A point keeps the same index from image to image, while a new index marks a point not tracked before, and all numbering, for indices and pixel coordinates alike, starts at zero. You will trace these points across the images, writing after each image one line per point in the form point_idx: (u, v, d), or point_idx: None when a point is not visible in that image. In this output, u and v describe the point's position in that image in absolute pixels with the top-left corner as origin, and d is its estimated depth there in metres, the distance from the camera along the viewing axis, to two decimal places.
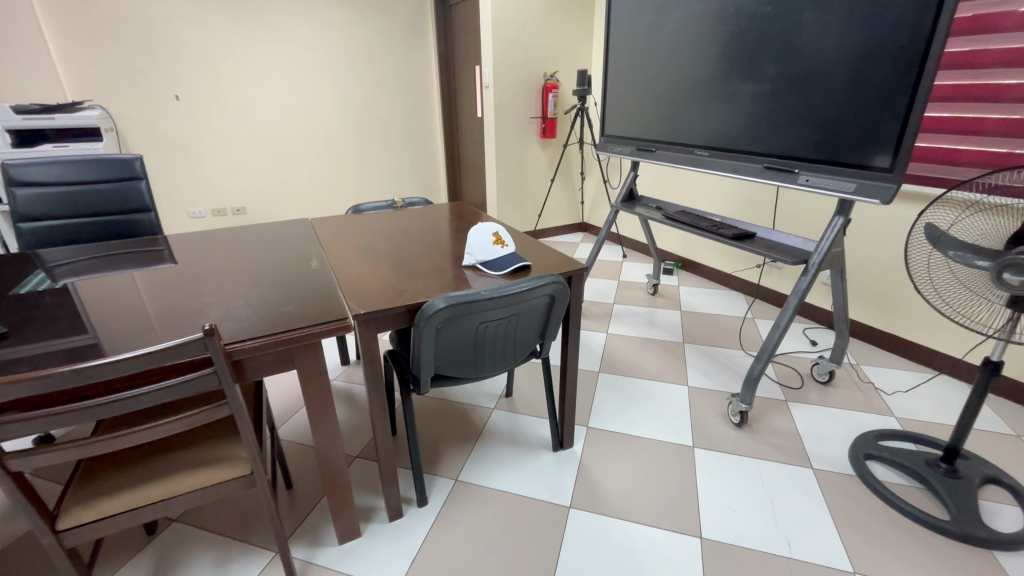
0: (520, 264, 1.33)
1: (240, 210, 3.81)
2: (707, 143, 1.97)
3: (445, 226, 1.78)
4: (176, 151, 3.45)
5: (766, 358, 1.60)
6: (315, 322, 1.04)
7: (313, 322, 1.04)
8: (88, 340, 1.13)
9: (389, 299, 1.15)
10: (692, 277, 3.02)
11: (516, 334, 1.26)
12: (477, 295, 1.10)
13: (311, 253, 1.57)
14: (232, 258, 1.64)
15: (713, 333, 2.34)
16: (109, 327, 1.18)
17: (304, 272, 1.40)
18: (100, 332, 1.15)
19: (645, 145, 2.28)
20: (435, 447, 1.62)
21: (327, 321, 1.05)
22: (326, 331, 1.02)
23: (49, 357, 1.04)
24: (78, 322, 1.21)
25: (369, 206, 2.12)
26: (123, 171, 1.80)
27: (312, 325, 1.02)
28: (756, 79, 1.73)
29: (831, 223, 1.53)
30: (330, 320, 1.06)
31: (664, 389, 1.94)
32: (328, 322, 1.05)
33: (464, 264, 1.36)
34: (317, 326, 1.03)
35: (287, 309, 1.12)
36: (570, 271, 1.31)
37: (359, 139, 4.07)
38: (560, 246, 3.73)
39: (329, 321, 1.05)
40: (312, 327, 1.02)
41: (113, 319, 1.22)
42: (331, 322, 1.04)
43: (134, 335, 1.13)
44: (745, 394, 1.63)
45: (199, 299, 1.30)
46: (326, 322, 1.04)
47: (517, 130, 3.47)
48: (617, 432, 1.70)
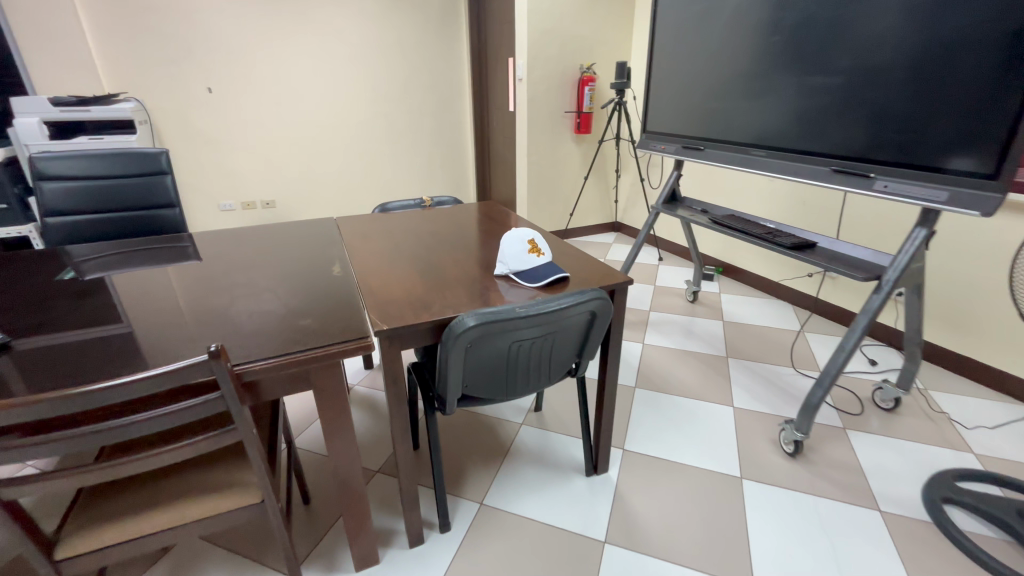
0: (558, 274, 1.21)
1: (270, 203, 3.80)
2: (765, 143, 1.79)
3: (475, 228, 1.67)
4: (208, 143, 3.46)
5: (828, 384, 1.44)
6: (333, 339, 0.93)
7: (331, 339, 0.94)
8: (122, 330, 1.09)
9: (415, 312, 1.04)
10: (735, 285, 2.84)
11: (551, 353, 1.14)
12: (511, 312, 0.99)
13: (335, 254, 1.49)
14: (254, 256, 1.57)
15: (760, 348, 2.17)
16: (140, 321, 1.13)
17: (325, 274, 1.31)
18: (135, 326, 1.11)
19: (692, 143, 2.11)
20: (459, 464, 1.53)
21: (347, 337, 0.94)
22: (343, 350, 0.91)
23: (80, 352, 0.99)
24: (111, 314, 1.17)
25: (397, 204, 2.03)
26: (148, 165, 1.75)
27: (329, 344, 0.92)
28: (826, 71, 1.55)
29: (912, 236, 1.35)
30: (349, 335, 0.95)
31: (707, 409, 1.79)
32: (347, 338, 0.94)
33: (496, 273, 1.25)
34: (334, 345, 0.92)
35: (305, 320, 1.02)
36: (613, 285, 1.18)
37: (388, 134, 4.00)
38: (591, 247, 3.58)
39: (348, 337, 0.94)
40: (329, 345, 0.92)
41: (139, 313, 1.17)
42: (350, 340, 0.93)
43: (171, 327, 1.09)
44: (802, 422, 1.47)
45: (216, 298, 1.23)
46: (343, 339, 0.93)
47: (551, 125, 3.33)
48: (657, 458, 1.57)
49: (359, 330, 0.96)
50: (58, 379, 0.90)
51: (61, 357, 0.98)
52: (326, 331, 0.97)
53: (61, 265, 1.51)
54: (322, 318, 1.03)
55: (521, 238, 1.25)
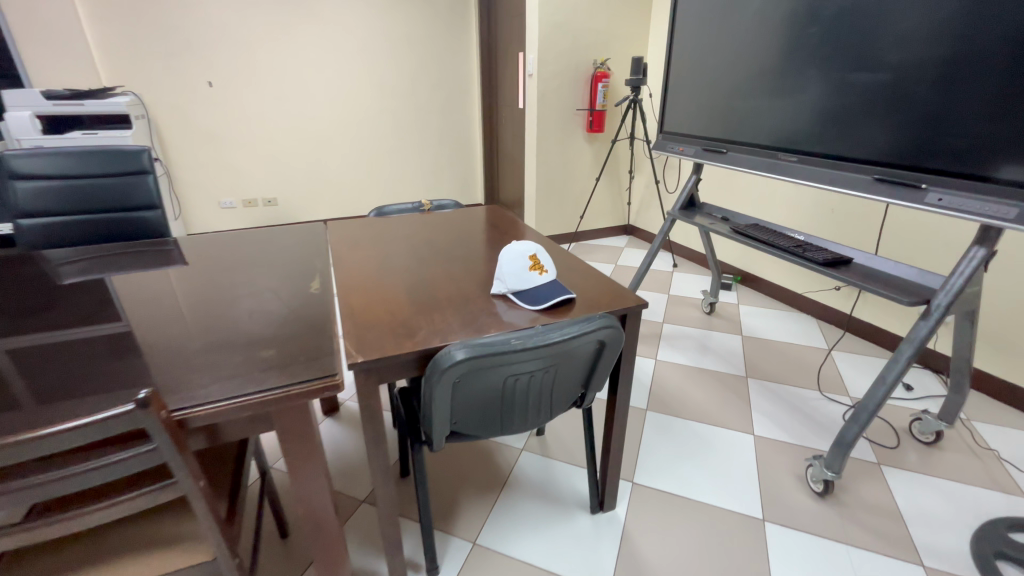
0: (563, 296, 1.07)
1: (271, 201, 3.70)
2: (798, 148, 1.63)
3: (475, 237, 1.54)
4: (208, 139, 3.36)
5: (864, 420, 1.28)
6: (298, 376, 0.80)
7: (294, 376, 0.81)
8: (123, 328, 1.02)
9: (395, 342, 0.91)
10: (754, 295, 2.67)
11: (553, 388, 1.00)
12: (505, 344, 0.85)
13: (319, 260, 1.36)
14: (235, 260, 1.45)
15: (782, 367, 2.01)
16: (139, 320, 1.05)
17: (305, 285, 1.18)
18: (135, 324, 1.03)
19: (713, 145, 1.96)
20: (453, 496, 1.40)
21: (312, 373, 0.81)
22: (306, 391, 0.78)
23: (68, 355, 0.92)
24: (109, 312, 1.10)
25: (394, 207, 1.91)
26: (129, 164, 1.65)
27: (290, 384, 0.78)
28: (872, 67, 1.38)
29: (967, 255, 1.19)
30: (317, 371, 0.82)
31: (725, 436, 1.65)
32: (312, 375, 0.81)
33: (493, 292, 1.12)
34: (295, 386, 0.78)
35: (271, 348, 0.89)
36: (626, 309, 1.05)
37: (394, 130, 3.88)
38: (602, 251, 3.43)
39: (314, 374, 0.81)
40: (291, 384, 0.79)
41: (139, 312, 1.09)
42: (314, 379, 0.80)
43: (170, 325, 1.02)
44: (833, 459, 1.32)
45: (193, 306, 1.12)
46: (307, 378, 0.80)
47: (562, 123, 3.18)
48: (670, 493, 1.43)
49: (327, 365, 0.83)
50: (42, 387, 0.81)
51: (62, 356, 0.91)
52: (293, 364, 0.84)
53: (38, 269, 1.41)
54: (293, 345, 0.90)
55: (522, 254, 1.11)
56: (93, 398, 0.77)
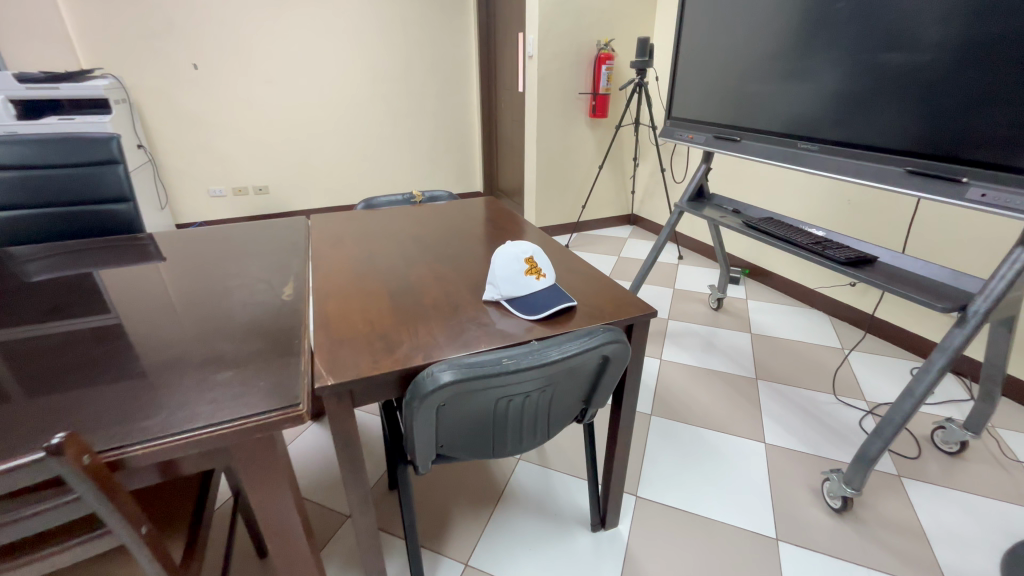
0: (563, 303, 0.96)
1: (263, 189, 3.57)
2: (821, 137, 1.50)
3: (469, 233, 1.42)
4: (195, 125, 3.23)
5: (889, 434, 1.18)
6: (257, 404, 0.69)
7: (252, 404, 0.69)
8: (111, 322, 0.94)
9: (371, 363, 0.79)
10: (763, 289, 2.57)
11: (551, 407, 0.90)
12: (497, 364, 0.75)
13: (296, 258, 1.24)
14: (210, 255, 1.34)
15: (794, 368, 1.91)
16: (131, 312, 0.98)
17: (280, 287, 1.07)
18: (125, 318, 0.96)
19: (726, 132, 1.82)
20: (445, 511, 1.31)
21: (273, 401, 0.70)
22: (264, 424, 0.67)
23: (38, 353, 0.83)
24: (98, 302, 1.03)
25: (384, 199, 1.79)
26: (97, 152, 1.54)
27: (245, 416, 0.67)
28: (908, 47, 1.25)
29: (1011, 256, 1.07)
30: (279, 397, 0.71)
31: (735, 445, 1.55)
32: (273, 403, 0.70)
33: (484, 298, 1.01)
34: (251, 418, 0.67)
35: (231, 366, 0.78)
36: (633, 319, 0.94)
37: (388, 115, 3.73)
38: (605, 242, 3.31)
39: (275, 401, 0.70)
40: (248, 413, 0.68)
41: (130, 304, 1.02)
42: (275, 408, 0.69)
43: (161, 317, 0.95)
44: (854, 475, 1.23)
45: (163, 305, 1.01)
46: (265, 408, 0.69)
47: (564, 108, 3.03)
48: (676, 507, 1.34)
49: (291, 391, 0.72)
50: (5, 384, 0.74)
51: (40, 351, 0.84)
52: (252, 387, 0.73)
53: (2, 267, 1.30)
54: (259, 362, 0.79)
55: (517, 256, 1.00)
56: (38, 411, 0.67)
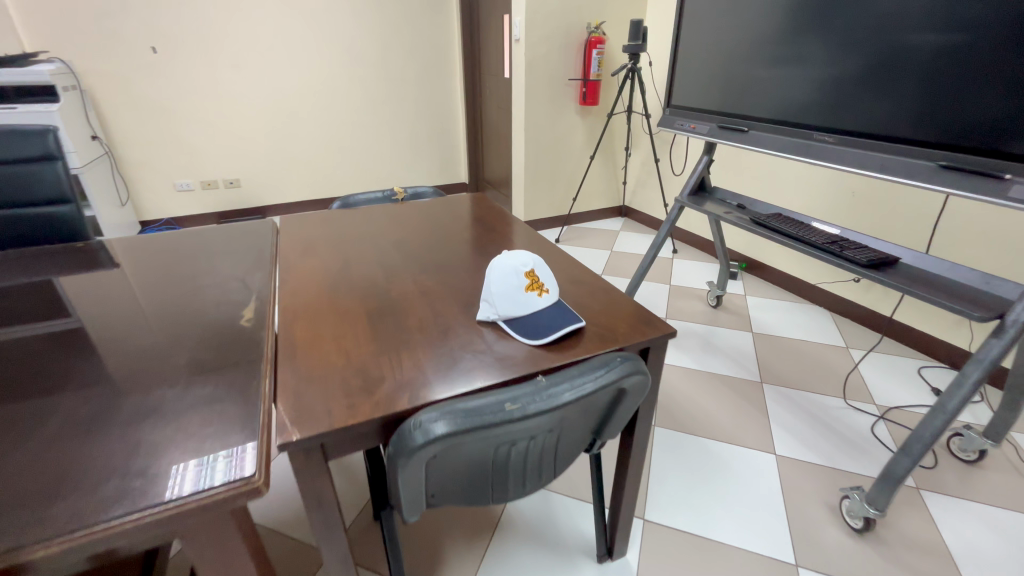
0: (570, 324, 0.83)
1: (234, 182, 3.36)
2: (839, 127, 1.39)
3: (457, 236, 1.29)
4: (156, 113, 3.00)
5: (919, 453, 1.09)
6: (204, 476, 0.55)
7: (196, 478, 0.55)
8: (72, 327, 0.89)
9: (346, 411, 0.66)
10: (761, 284, 2.49)
11: (558, 446, 0.78)
12: (499, 409, 0.62)
13: (261, 270, 1.09)
14: (162, 266, 1.17)
15: (800, 370, 1.83)
16: (93, 315, 0.92)
17: (240, 309, 0.92)
18: (88, 321, 0.90)
19: (733, 121, 1.70)
20: (436, 545, 1.19)
21: (224, 473, 0.56)
22: (207, 504, 0.52)
23: None
24: (59, 306, 0.97)
25: (362, 196, 1.64)
26: (32, 147, 1.35)
27: (183, 494, 0.52)
28: (947, 27, 1.13)
29: None
30: (232, 468, 0.56)
31: (744, 457, 1.46)
32: (223, 477, 0.55)
33: (479, 317, 0.88)
34: (191, 497, 0.53)
35: (172, 421, 0.63)
36: (650, 341, 0.82)
37: (366, 103, 3.53)
38: (596, 235, 3.19)
39: (226, 475, 0.55)
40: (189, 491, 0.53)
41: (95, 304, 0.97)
42: (221, 482, 0.55)
43: (126, 323, 0.89)
44: (878, 495, 1.14)
45: (99, 333, 0.86)
46: (211, 482, 0.54)
47: (552, 95, 2.88)
48: (688, 531, 1.24)
49: (245, 458, 0.58)
50: None
51: None
52: (198, 453, 0.58)
53: None
54: (209, 415, 0.64)
55: (516, 269, 0.86)
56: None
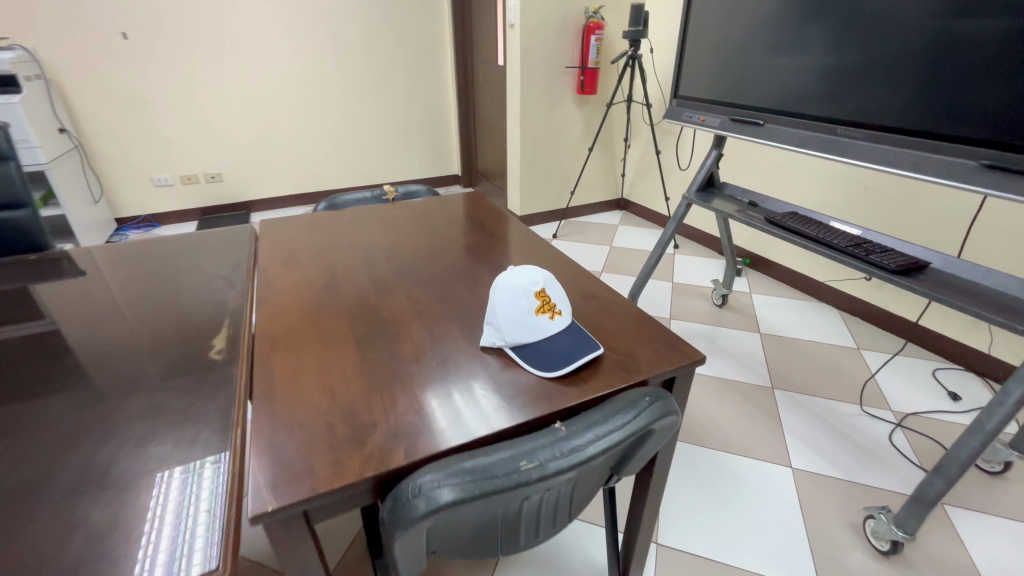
0: (586, 353, 0.73)
1: (215, 176, 3.19)
2: (866, 122, 1.29)
3: (454, 242, 1.18)
4: (129, 104, 2.83)
5: (953, 475, 1.01)
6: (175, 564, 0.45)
7: (174, 521, 0.49)
8: (44, 329, 0.85)
9: (332, 472, 0.55)
10: (766, 281, 2.41)
11: (575, 494, 0.68)
12: (512, 470, 0.52)
13: (236, 287, 0.97)
14: (126, 278, 1.05)
15: (811, 373, 1.76)
16: (70, 314, 0.90)
17: (209, 336, 0.81)
18: (64, 322, 0.87)
19: (746, 114, 1.60)
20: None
21: (207, 514, 0.50)
22: None
23: None
24: (31, 309, 0.92)
25: (349, 196, 1.52)
26: None
27: None
28: (992, 10, 1.02)
29: None
30: (215, 507, 0.51)
31: (759, 470, 1.39)
32: (205, 532, 0.49)
33: (483, 343, 0.78)
34: None
35: (116, 495, 0.51)
36: (677, 371, 0.73)
37: (354, 92, 3.38)
38: (594, 229, 3.09)
39: (209, 515, 0.50)
40: (165, 541, 0.47)
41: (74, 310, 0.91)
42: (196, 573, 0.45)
43: (97, 338, 0.81)
44: (907, 517, 1.08)
45: (44, 367, 0.74)
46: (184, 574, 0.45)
47: (549, 83, 2.76)
48: (704, 556, 1.17)
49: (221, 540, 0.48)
50: None
51: None
52: (173, 493, 0.52)
53: None
54: (171, 476, 0.54)
55: (524, 289, 0.76)
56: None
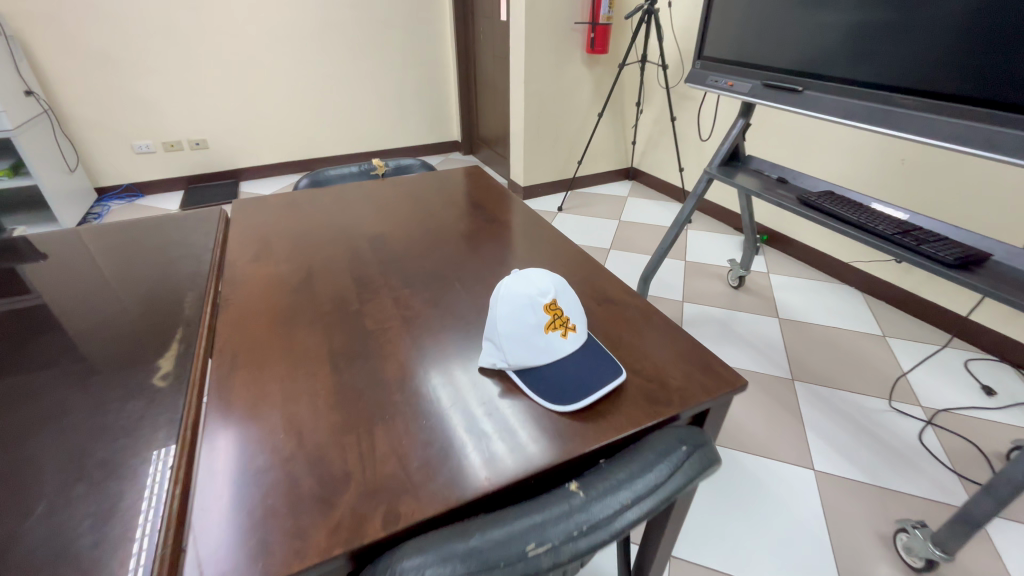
0: (607, 381, 0.61)
1: (200, 143, 3.00)
2: (927, 89, 1.09)
3: (450, 227, 1.04)
4: (102, 63, 2.62)
5: (1001, 496, 0.90)
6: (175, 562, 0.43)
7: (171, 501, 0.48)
8: (31, 303, 0.80)
9: (291, 549, 0.44)
10: (784, 259, 2.27)
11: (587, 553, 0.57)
12: (517, 556, 0.41)
13: (193, 285, 0.83)
14: (72, 265, 0.91)
15: (834, 363, 1.65)
16: (58, 287, 0.85)
17: (157, 352, 0.68)
18: (54, 296, 0.82)
19: (783, 79, 1.40)
20: None
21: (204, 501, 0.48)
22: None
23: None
24: (9, 283, 0.86)
25: (335, 170, 1.37)
26: None
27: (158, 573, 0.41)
28: None
29: None
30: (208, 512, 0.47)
31: (779, 473, 1.29)
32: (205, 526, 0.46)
33: (483, 363, 0.65)
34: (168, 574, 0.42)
35: None
36: (711, 403, 0.61)
37: (345, 51, 3.14)
38: (602, 201, 2.92)
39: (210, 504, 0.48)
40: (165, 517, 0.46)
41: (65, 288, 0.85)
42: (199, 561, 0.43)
43: (100, 319, 0.75)
44: (948, 535, 0.99)
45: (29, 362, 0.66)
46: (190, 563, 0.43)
47: (556, 41, 2.52)
48: (721, 569, 1.08)
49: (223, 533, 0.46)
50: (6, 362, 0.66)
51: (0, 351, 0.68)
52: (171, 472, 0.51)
53: None
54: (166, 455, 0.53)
55: (532, 301, 0.63)
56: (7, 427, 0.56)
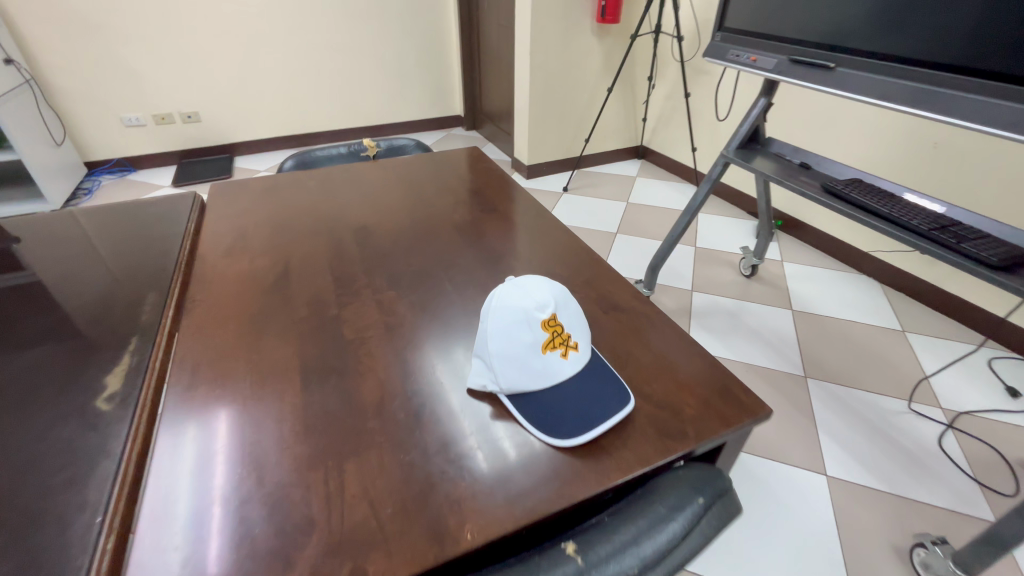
0: (612, 412, 0.54)
1: (192, 115, 2.89)
2: (981, 67, 0.95)
3: (444, 217, 0.96)
4: (87, 30, 2.49)
5: None
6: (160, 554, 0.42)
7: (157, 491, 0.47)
8: (28, 281, 0.75)
9: None
10: (799, 246, 2.17)
11: None
12: None
13: (157, 280, 0.75)
14: (55, 244, 0.85)
15: (849, 360, 1.57)
16: (56, 263, 0.80)
17: (106, 365, 0.60)
18: (52, 273, 0.77)
19: (813, 54, 1.26)
20: None
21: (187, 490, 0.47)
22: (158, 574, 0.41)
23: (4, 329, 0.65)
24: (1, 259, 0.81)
25: (324, 150, 1.28)
26: None
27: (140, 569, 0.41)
28: None
29: None
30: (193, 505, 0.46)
31: (790, 477, 1.23)
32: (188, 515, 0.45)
33: (470, 385, 0.57)
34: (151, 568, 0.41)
35: None
36: (728, 438, 0.54)
37: (343, 19, 2.98)
38: (609, 182, 2.80)
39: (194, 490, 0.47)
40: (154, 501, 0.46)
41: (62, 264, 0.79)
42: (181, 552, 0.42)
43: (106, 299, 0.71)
44: (971, 556, 0.93)
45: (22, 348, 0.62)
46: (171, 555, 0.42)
47: (565, 10, 2.37)
48: None
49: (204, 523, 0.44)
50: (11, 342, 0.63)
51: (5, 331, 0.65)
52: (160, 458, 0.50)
53: None
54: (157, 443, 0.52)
55: (529, 316, 0.55)
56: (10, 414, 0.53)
